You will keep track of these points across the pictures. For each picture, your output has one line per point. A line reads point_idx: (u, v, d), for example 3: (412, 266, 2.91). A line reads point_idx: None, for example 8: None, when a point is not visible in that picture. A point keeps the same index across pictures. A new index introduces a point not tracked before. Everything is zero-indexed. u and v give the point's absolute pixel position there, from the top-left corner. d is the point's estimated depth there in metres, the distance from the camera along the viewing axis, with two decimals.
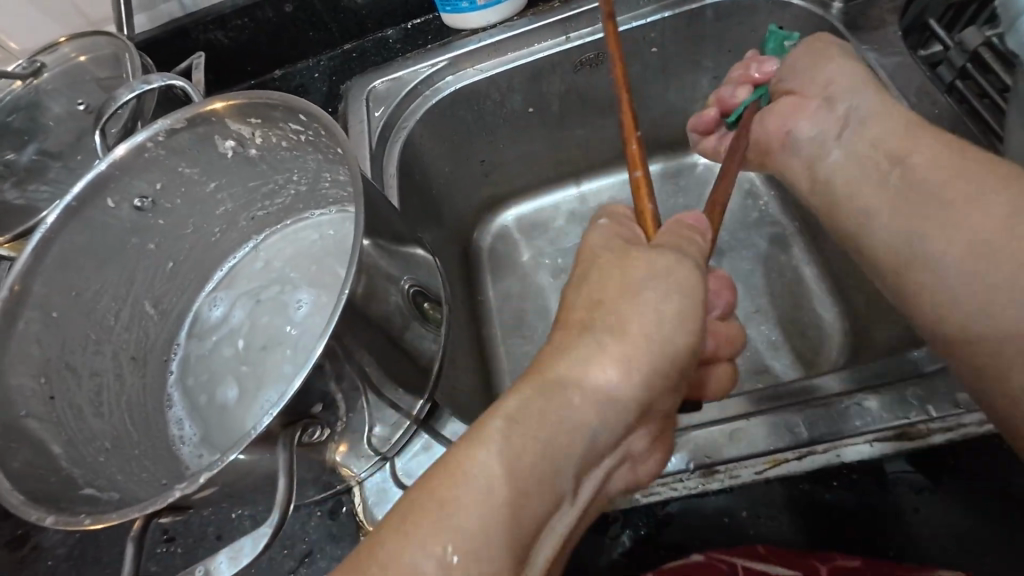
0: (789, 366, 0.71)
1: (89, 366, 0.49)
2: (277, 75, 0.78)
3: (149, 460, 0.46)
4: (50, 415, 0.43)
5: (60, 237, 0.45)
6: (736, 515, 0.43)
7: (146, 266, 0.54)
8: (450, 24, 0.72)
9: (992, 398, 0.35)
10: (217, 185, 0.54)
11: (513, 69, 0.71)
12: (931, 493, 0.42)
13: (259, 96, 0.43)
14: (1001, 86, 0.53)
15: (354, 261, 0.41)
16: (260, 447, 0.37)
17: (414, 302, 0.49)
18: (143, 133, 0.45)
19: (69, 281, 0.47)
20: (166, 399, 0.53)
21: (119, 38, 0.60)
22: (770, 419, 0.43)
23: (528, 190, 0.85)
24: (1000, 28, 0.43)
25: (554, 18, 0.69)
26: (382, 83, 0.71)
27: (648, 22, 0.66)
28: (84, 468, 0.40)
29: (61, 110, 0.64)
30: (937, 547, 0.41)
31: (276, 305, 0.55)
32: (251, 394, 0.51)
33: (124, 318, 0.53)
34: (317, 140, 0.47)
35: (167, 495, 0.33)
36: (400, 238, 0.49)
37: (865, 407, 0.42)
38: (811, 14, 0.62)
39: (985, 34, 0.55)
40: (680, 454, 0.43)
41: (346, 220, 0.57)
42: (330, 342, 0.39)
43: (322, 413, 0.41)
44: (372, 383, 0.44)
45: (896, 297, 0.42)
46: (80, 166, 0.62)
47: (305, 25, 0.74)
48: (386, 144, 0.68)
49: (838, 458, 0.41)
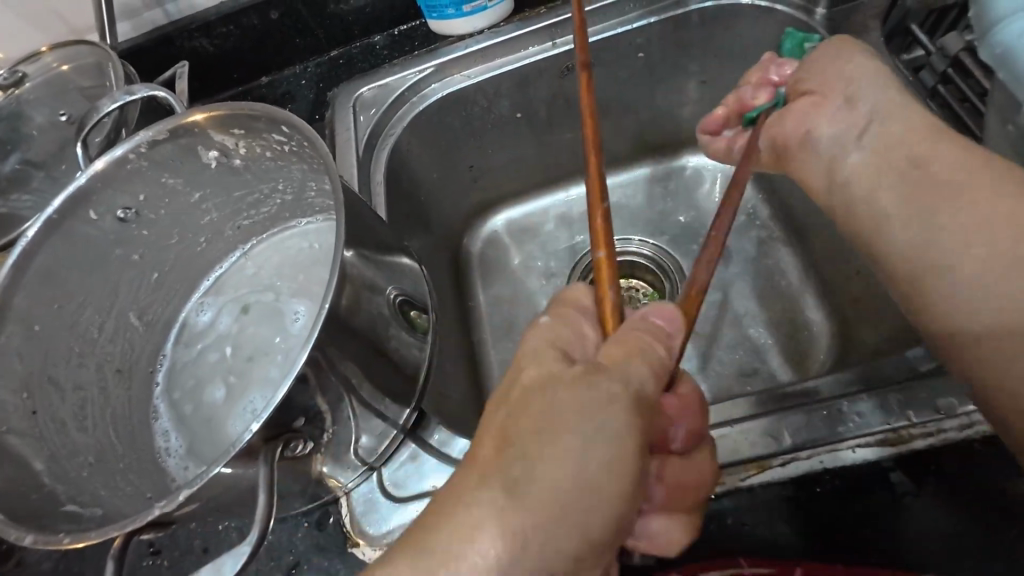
0: (778, 369, 0.71)
1: (73, 379, 0.49)
2: (264, 82, 0.78)
3: (133, 474, 0.46)
4: (32, 431, 0.43)
5: (41, 251, 0.44)
6: (722, 520, 0.43)
7: (130, 277, 0.54)
8: (436, 31, 0.72)
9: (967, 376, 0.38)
10: (201, 195, 0.54)
11: (500, 75, 0.71)
12: (913, 498, 0.42)
13: (241, 107, 0.43)
14: (980, 89, 0.54)
15: (335, 272, 0.40)
16: (243, 461, 0.37)
17: (399, 311, 0.49)
18: (125, 145, 0.45)
19: (52, 294, 0.46)
20: (151, 411, 0.53)
21: (102, 47, 0.60)
22: (755, 427, 0.44)
23: (517, 194, 0.86)
24: (976, 36, 0.43)
25: (540, 25, 0.70)
26: (369, 90, 0.71)
27: (633, 28, 0.67)
28: (67, 484, 0.40)
29: (43, 120, 0.63)
30: (921, 549, 0.42)
31: (263, 315, 0.55)
32: (237, 406, 0.51)
33: (108, 330, 0.53)
34: (300, 151, 0.47)
35: (148, 512, 0.33)
36: (386, 247, 0.49)
37: (847, 414, 0.43)
38: (795, 19, 0.62)
39: (965, 38, 0.55)
40: None
41: (333, 229, 0.57)
42: (313, 354, 0.38)
43: (307, 425, 0.40)
44: (357, 394, 0.44)
45: (917, 239, 0.40)
46: (63, 177, 0.61)
47: (292, 32, 0.74)
48: (374, 151, 0.67)
49: (821, 464, 0.42)
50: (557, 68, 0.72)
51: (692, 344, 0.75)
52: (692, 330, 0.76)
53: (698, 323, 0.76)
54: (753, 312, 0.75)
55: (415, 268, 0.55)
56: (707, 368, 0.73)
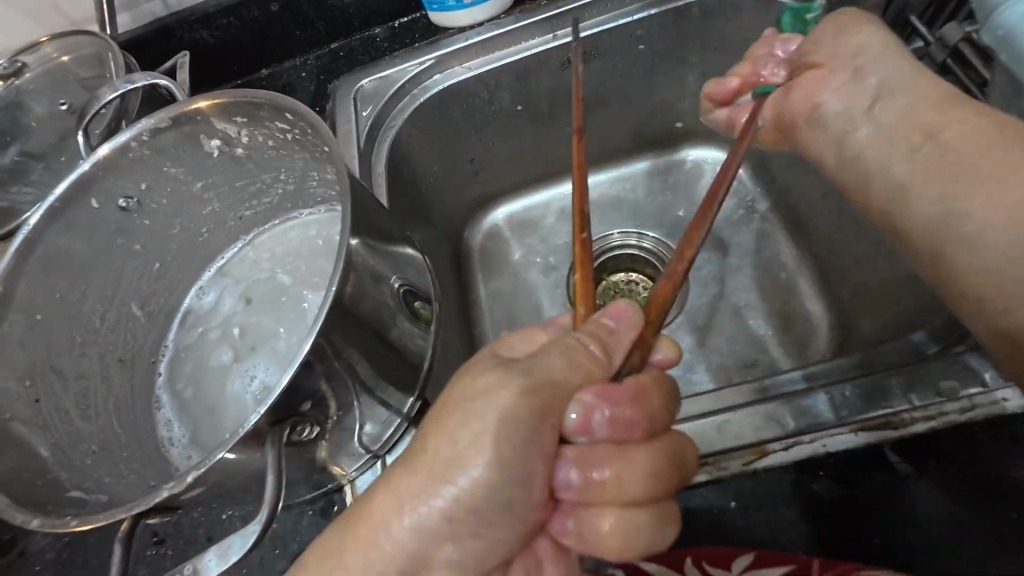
0: (777, 359, 0.72)
1: (75, 368, 0.48)
2: (263, 74, 0.77)
3: (137, 463, 0.46)
4: (36, 418, 0.42)
5: (44, 238, 0.44)
6: (725, 506, 0.43)
7: (133, 267, 0.54)
8: (437, 23, 0.72)
9: (950, 221, 0.40)
10: (203, 184, 0.54)
11: (501, 66, 0.71)
12: (915, 483, 0.42)
13: (244, 95, 0.43)
14: (979, 80, 0.55)
15: (341, 260, 0.41)
16: (249, 447, 0.37)
17: (403, 300, 0.49)
18: (127, 132, 0.45)
19: (54, 283, 0.46)
20: (154, 401, 0.53)
21: (102, 37, 0.60)
22: (758, 412, 0.44)
23: (517, 188, 0.86)
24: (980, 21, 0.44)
25: (541, 16, 0.69)
26: (369, 82, 0.71)
27: (633, 20, 0.68)
28: (71, 471, 0.40)
29: (43, 111, 0.63)
30: (923, 534, 0.42)
31: (266, 304, 0.55)
32: (238, 379, 0.52)
33: (110, 319, 0.53)
34: (303, 139, 0.47)
35: (156, 494, 0.33)
36: (391, 237, 0.50)
37: (848, 397, 0.43)
38: (794, 11, 0.63)
39: (965, 30, 0.55)
40: None
41: (335, 219, 0.57)
42: (318, 341, 0.38)
43: (312, 411, 0.41)
44: (361, 381, 0.44)
45: (930, 171, 0.41)
46: (63, 168, 0.61)
47: (292, 23, 0.73)
48: (375, 143, 0.67)
49: (824, 448, 0.42)
50: (557, 61, 0.71)
51: (694, 335, 0.75)
52: (693, 322, 0.76)
53: (700, 315, 0.77)
54: (753, 304, 0.75)
55: (421, 261, 0.55)
56: (709, 360, 0.73)
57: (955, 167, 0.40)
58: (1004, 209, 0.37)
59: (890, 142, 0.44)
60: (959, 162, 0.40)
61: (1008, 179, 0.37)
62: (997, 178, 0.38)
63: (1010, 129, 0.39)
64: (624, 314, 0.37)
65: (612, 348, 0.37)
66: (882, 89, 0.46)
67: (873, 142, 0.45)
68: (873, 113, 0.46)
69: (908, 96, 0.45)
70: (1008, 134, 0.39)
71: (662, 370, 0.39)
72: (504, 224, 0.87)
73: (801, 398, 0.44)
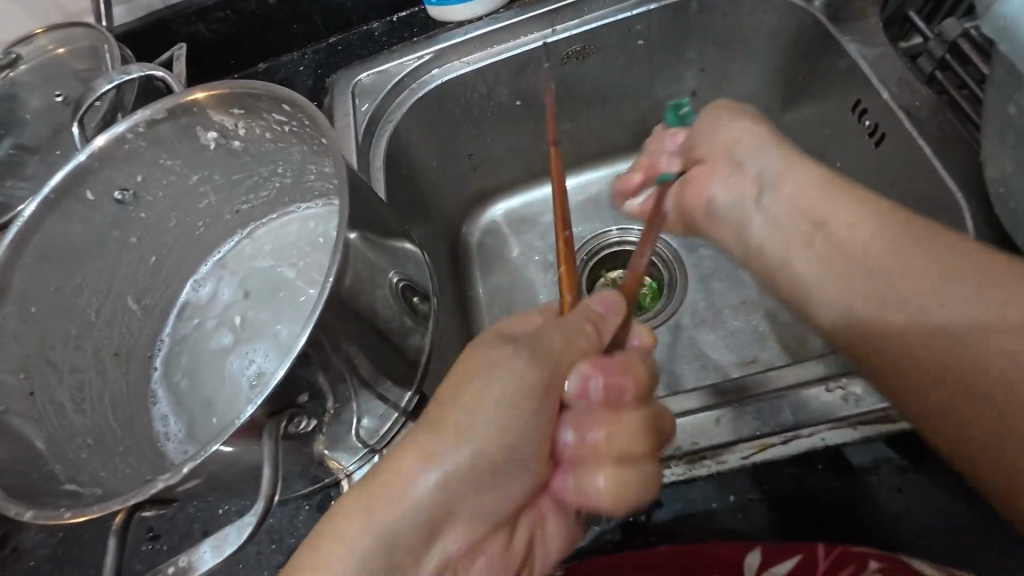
0: (774, 355, 0.72)
1: (70, 361, 0.48)
2: (261, 68, 0.77)
3: (132, 457, 0.45)
4: (30, 411, 0.42)
5: (39, 230, 0.44)
6: (725, 499, 0.43)
7: (128, 260, 0.53)
8: (436, 17, 0.72)
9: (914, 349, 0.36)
10: (200, 177, 0.53)
11: (501, 61, 0.70)
12: (910, 475, 0.42)
13: (242, 86, 0.43)
14: (979, 76, 0.55)
15: (340, 253, 0.40)
16: (246, 439, 0.36)
17: (401, 294, 0.49)
18: (123, 123, 0.44)
19: (49, 275, 0.46)
20: (149, 396, 0.53)
21: (98, 29, 0.59)
22: (757, 406, 0.43)
23: (515, 184, 0.86)
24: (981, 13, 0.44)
25: (539, 11, 0.69)
26: (368, 76, 0.70)
27: (633, 15, 0.68)
28: (66, 464, 0.39)
29: (38, 103, 0.63)
30: (916, 524, 0.42)
31: (262, 298, 0.55)
32: (237, 360, 0.52)
33: (106, 313, 0.52)
34: (301, 132, 0.47)
35: (152, 485, 0.33)
36: (390, 229, 0.49)
37: (850, 389, 0.42)
38: (793, 6, 0.63)
39: (964, 24, 0.55)
40: (667, 441, 0.43)
41: (333, 212, 0.57)
42: (316, 334, 0.38)
43: (310, 403, 0.41)
44: (358, 374, 0.44)
45: (898, 248, 0.39)
46: (57, 161, 0.60)
47: (289, 17, 0.73)
48: (373, 137, 0.67)
49: (822, 442, 0.42)
50: (556, 56, 0.71)
51: (692, 331, 0.75)
52: (691, 317, 0.76)
53: (697, 310, 0.77)
54: (751, 301, 0.76)
55: (419, 254, 0.54)
56: (706, 355, 0.73)
57: (896, 235, 0.40)
58: (963, 294, 0.35)
59: (824, 185, 0.45)
60: (887, 211, 0.41)
61: (954, 283, 0.35)
62: (982, 275, 0.35)
63: (988, 267, 0.35)
64: (609, 311, 0.42)
65: (581, 433, 0.37)
66: (766, 180, 0.49)
67: (779, 162, 0.49)
68: (796, 163, 0.48)
69: (792, 185, 0.47)
70: (987, 270, 0.35)
71: (618, 488, 0.36)
72: (502, 220, 0.87)
73: (801, 392, 0.43)
